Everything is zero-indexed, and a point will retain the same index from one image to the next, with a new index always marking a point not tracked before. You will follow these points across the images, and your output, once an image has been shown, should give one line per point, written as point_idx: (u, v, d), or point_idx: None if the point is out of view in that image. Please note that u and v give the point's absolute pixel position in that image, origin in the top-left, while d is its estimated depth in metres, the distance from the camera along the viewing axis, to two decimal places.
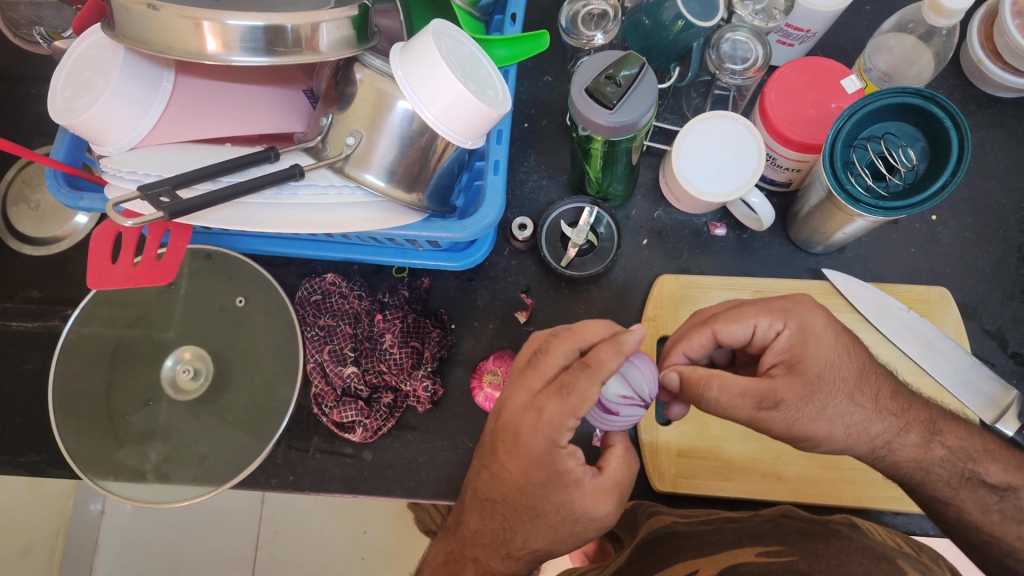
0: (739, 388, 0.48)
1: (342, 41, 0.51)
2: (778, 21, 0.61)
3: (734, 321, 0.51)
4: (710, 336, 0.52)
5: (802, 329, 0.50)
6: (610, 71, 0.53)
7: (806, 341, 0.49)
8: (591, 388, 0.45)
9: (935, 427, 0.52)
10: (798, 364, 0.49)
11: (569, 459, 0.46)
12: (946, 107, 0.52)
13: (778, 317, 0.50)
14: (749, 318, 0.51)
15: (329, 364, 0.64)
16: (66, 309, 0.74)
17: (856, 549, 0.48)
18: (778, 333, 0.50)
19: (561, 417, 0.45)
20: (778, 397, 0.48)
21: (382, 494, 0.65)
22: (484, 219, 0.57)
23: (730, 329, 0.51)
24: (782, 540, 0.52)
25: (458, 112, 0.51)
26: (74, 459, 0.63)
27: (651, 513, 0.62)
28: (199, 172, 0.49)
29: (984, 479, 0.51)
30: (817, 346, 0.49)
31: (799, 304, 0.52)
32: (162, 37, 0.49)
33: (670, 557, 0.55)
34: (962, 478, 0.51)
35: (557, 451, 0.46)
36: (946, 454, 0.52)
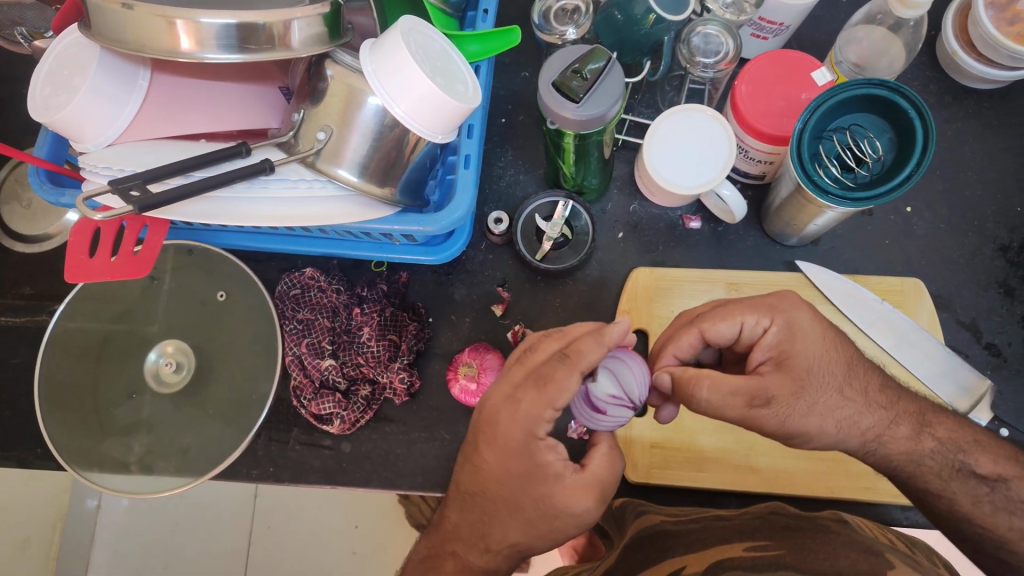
0: (730, 386, 0.47)
1: (314, 38, 0.52)
2: (748, 14, 0.61)
3: (722, 319, 0.50)
4: (698, 334, 0.51)
5: (789, 326, 0.49)
6: (577, 66, 0.54)
7: (793, 337, 0.49)
8: (569, 378, 0.45)
9: (925, 419, 0.52)
10: (787, 361, 0.48)
11: (547, 452, 0.47)
12: (911, 98, 0.52)
13: (765, 314, 0.50)
14: (737, 316, 0.50)
15: (307, 357, 0.65)
16: (54, 305, 0.75)
17: (843, 543, 0.48)
18: (766, 330, 0.49)
19: (539, 408, 0.46)
20: (769, 394, 0.47)
21: (360, 485, 0.66)
22: (456, 212, 0.57)
23: (717, 326, 0.50)
24: (769, 536, 0.52)
25: (425, 107, 0.52)
26: (59, 451, 0.65)
27: (639, 512, 0.62)
28: (169, 167, 0.50)
29: (974, 470, 0.50)
30: (803, 343, 0.49)
31: (778, 299, 0.50)
32: (135, 35, 0.50)
33: (658, 555, 0.54)
34: (953, 470, 0.51)
35: (536, 443, 0.46)
36: (936, 446, 0.51)
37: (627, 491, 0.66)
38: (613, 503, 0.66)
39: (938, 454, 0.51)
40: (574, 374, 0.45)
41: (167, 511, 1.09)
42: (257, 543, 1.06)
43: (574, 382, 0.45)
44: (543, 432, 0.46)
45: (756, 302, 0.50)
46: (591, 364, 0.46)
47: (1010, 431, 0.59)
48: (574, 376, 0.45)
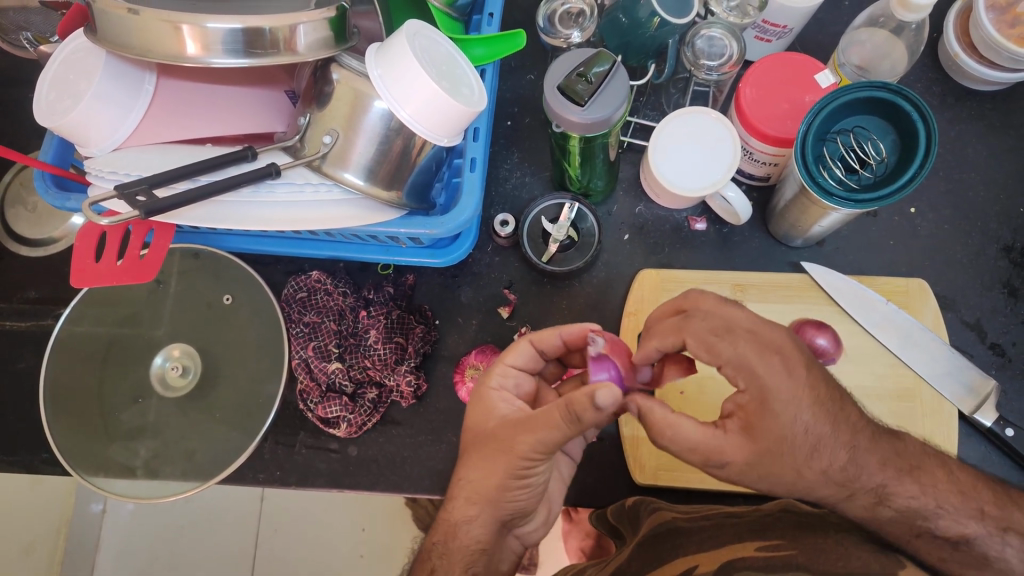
0: (689, 442, 0.45)
1: (320, 42, 0.52)
2: (752, 17, 0.62)
3: (706, 351, 0.46)
4: (682, 342, 0.47)
5: (761, 396, 0.43)
6: (581, 69, 0.54)
7: (764, 409, 0.43)
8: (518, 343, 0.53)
9: (885, 491, 0.47)
10: (751, 427, 0.44)
11: (498, 400, 0.50)
12: (914, 100, 0.53)
13: (741, 374, 0.44)
14: (721, 357, 0.45)
15: (313, 361, 0.65)
16: (59, 309, 0.75)
17: (856, 542, 0.48)
18: (742, 387, 0.44)
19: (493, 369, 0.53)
20: (722, 459, 0.44)
21: (367, 489, 0.66)
22: (462, 215, 0.57)
23: (704, 358, 0.46)
24: (781, 535, 0.52)
25: (431, 110, 0.52)
26: (66, 455, 0.65)
27: (653, 509, 0.62)
28: (176, 172, 0.50)
29: (937, 534, 0.47)
30: (778, 415, 0.43)
31: (763, 357, 0.43)
32: (141, 40, 0.50)
33: (670, 553, 0.54)
34: (913, 533, 0.47)
35: (484, 390, 0.51)
36: (895, 516, 0.47)
37: (634, 492, 0.67)
38: (623, 501, 0.65)
39: (945, 453, 0.51)
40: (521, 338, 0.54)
41: (172, 513, 1.09)
42: (264, 545, 1.06)
43: (518, 344, 0.53)
44: (494, 383, 0.52)
45: (758, 346, 0.44)
46: (541, 338, 0.52)
47: (1016, 431, 0.60)
48: (521, 340, 0.53)
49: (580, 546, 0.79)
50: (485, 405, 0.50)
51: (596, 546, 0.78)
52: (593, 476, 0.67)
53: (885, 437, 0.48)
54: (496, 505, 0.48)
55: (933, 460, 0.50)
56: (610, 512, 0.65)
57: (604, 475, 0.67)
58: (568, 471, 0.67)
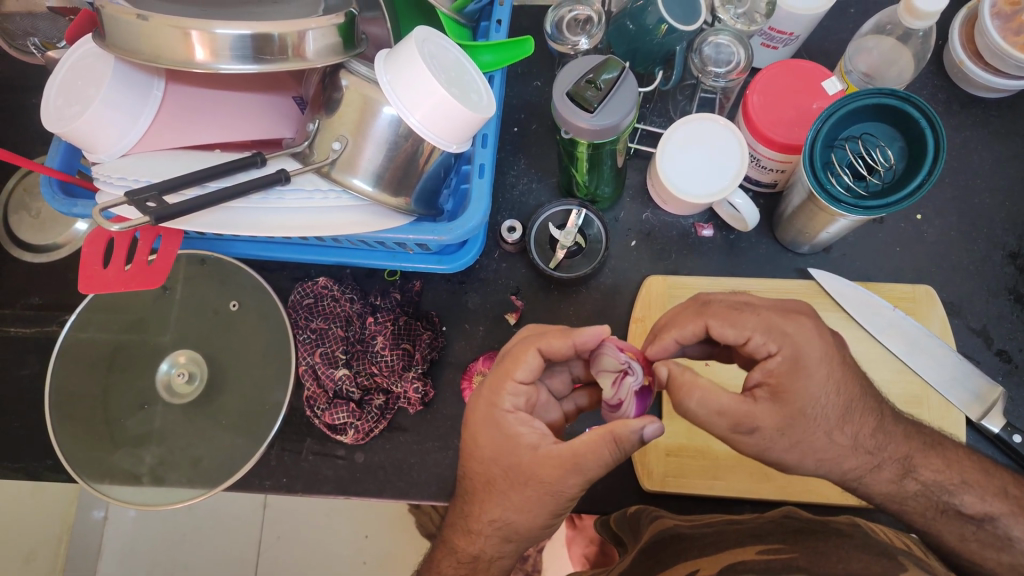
0: (720, 406, 0.44)
1: (328, 48, 0.52)
2: (759, 24, 0.62)
3: (729, 324, 0.47)
4: (702, 326, 0.49)
5: (795, 358, 0.45)
6: (591, 76, 0.54)
7: (797, 370, 0.44)
8: (524, 352, 0.49)
9: (911, 463, 0.49)
10: (782, 392, 0.44)
11: (517, 424, 0.48)
12: (921, 107, 0.53)
13: (772, 338, 0.45)
14: (746, 328, 0.47)
15: (320, 367, 0.65)
16: (64, 315, 0.75)
17: (858, 546, 0.48)
18: (772, 353, 0.46)
19: (500, 382, 0.49)
20: (754, 424, 0.44)
21: (374, 496, 0.65)
22: (470, 222, 0.57)
23: (728, 333, 0.48)
24: (781, 539, 0.52)
25: (440, 116, 0.52)
26: (71, 463, 0.64)
27: (654, 516, 0.62)
28: (185, 178, 0.50)
29: (961, 511, 0.49)
30: (810, 375, 0.44)
31: (788, 320, 0.46)
32: (150, 46, 0.50)
33: (671, 557, 0.54)
34: (937, 511, 0.50)
35: (501, 415, 0.48)
36: (919, 489, 0.49)
37: (641, 497, 0.67)
38: (625, 510, 0.65)
39: (954, 458, 0.51)
40: (530, 346, 0.49)
41: (174, 522, 1.09)
42: (267, 553, 1.05)
43: (528, 355, 0.49)
44: (508, 404, 0.49)
45: (780, 311, 0.47)
46: (550, 346, 0.49)
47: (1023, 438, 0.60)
48: (529, 351, 0.49)
49: (584, 553, 0.79)
50: (496, 421, 0.48)
51: (600, 554, 0.78)
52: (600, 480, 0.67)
53: (893, 442, 0.48)
54: (504, 511, 0.48)
55: (939, 465, 0.50)
56: (613, 520, 0.65)
57: (611, 479, 0.67)
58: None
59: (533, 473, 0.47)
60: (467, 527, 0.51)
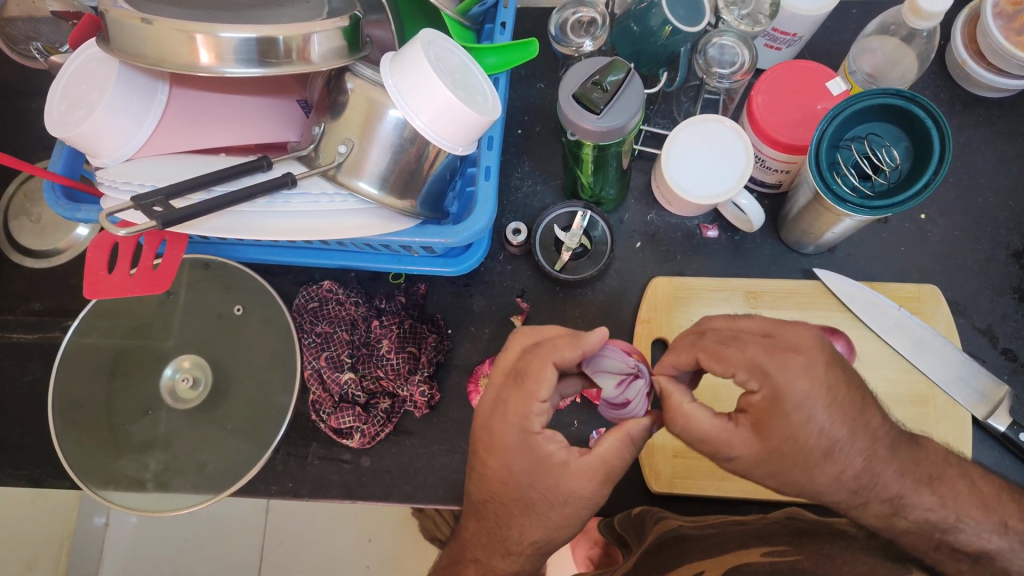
0: (702, 433, 0.43)
1: (334, 51, 0.52)
2: (764, 25, 0.62)
3: (716, 360, 0.44)
4: (695, 359, 0.46)
5: (775, 395, 0.41)
6: (597, 77, 0.54)
7: (777, 408, 0.41)
8: (541, 367, 0.46)
9: (901, 502, 0.45)
10: (764, 425, 0.42)
11: (547, 443, 0.46)
12: (926, 107, 0.53)
13: (755, 375, 0.42)
14: (732, 364, 0.43)
15: (326, 371, 0.65)
16: (66, 320, 0.74)
17: (863, 549, 0.48)
18: (755, 389, 0.43)
19: (523, 402, 0.46)
20: (732, 454, 0.43)
21: (380, 500, 0.65)
22: (476, 224, 0.57)
23: (715, 368, 0.44)
24: (787, 541, 0.52)
25: (447, 119, 0.52)
26: (76, 469, 0.64)
27: (659, 518, 0.62)
28: (191, 182, 0.50)
29: (957, 548, 0.46)
30: (789, 414, 0.41)
31: (774, 357, 0.42)
32: (155, 50, 0.50)
33: (676, 559, 0.54)
34: (932, 546, 0.46)
35: (532, 437, 0.46)
36: (914, 527, 0.45)
37: (648, 499, 0.66)
38: (629, 511, 0.65)
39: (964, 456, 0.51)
40: (547, 362, 0.46)
41: (176, 527, 1.08)
42: (270, 558, 1.05)
43: (546, 372, 0.45)
44: (538, 425, 0.46)
45: (767, 346, 0.43)
46: (564, 359, 0.46)
47: None
48: (546, 368, 0.45)
49: (588, 555, 0.75)
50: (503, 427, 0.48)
51: (604, 556, 0.74)
52: None
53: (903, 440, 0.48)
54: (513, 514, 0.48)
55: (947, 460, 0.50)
56: (617, 522, 0.65)
57: (618, 482, 0.67)
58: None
59: (543, 477, 0.46)
60: (479, 539, 0.51)
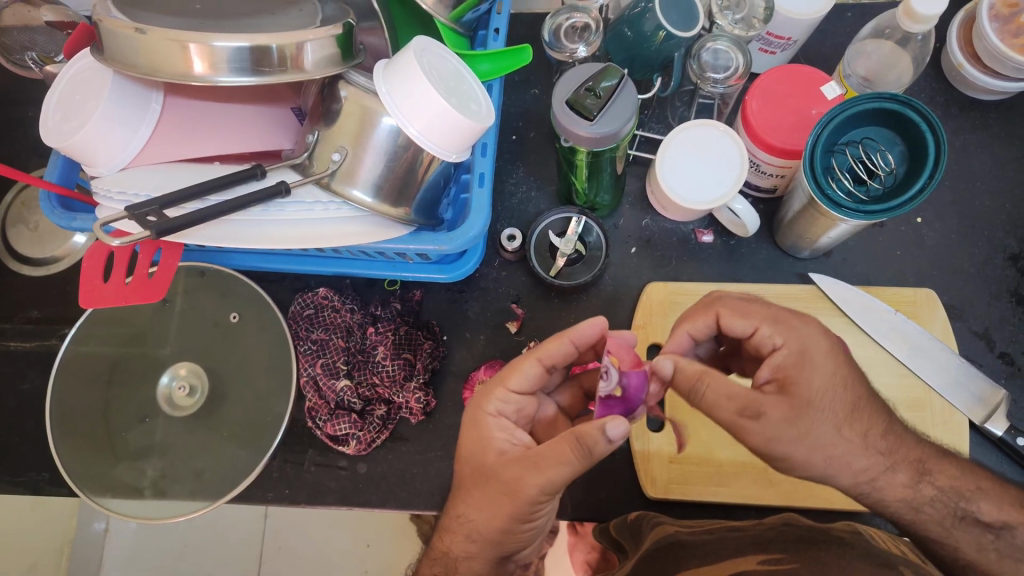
0: (729, 389, 0.44)
1: (327, 59, 0.52)
2: (757, 29, 0.61)
3: (739, 315, 0.50)
4: (714, 317, 0.51)
5: (800, 350, 0.46)
6: (590, 83, 0.54)
7: (802, 362, 0.45)
8: (524, 362, 0.51)
9: (925, 467, 0.49)
10: (790, 384, 0.45)
11: (495, 429, 0.49)
12: (922, 111, 0.53)
13: (778, 330, 0.47)
14: (754, 319, 0.49)
15: (322, 379, 0.65)
16: (63, 328, 0.75)
17: (857, 555, 0.48)
18: (777, 346, 0.47)
19: (493, 387, 0.51)
20: (761, 409, 0.43)
21: (376, 507, 0.65)
22: (471, 230, 0.57)
23: (738, 323, 0.49)
24: (783, 548, 0.51)
25: (441, 125, 0.52)
26: (73, 477, 0.64)
27: (654, 523, 0.62)
28: (186, 191, 0.50)
29: (978, 518, 0.48)
30: (816, 368, 0.45)
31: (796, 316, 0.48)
32: (149, 60, 0.50)
33: (672, 565, 0.54)
34: (955, 518, 0.48)
35: (483, 417, 0.50)
36: (938, 495, 0.48)
37: (644, 504, 0.66)
38: (625, 516, 0.65)
39: (961, 462, 0.51)
40: (531, 357, 0.51)
41: (176, 533, 1.08)
42: (269, 563, 1.05)
43: (527, 365, 0.51)
44: (492, 408, 0.50)
45: (791, 311, 0.49)
46: (548, 355, 0.50)
47: None
48: (527, 360, 0.51)
49: (586, 560, 0.70)
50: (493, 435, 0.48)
51: (603, 560, 0.69)
52: (602, 488, 0.67)
53: (895, 444, 0.48)
54: (503, 523, 0.48)
55: (940, 460, 0.50)
56: (612, 526, 0.65)
57: (614, 487, 0.67)
58: (574, 484, 0.68)
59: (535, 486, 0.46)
60: (448, 531, 0.51)
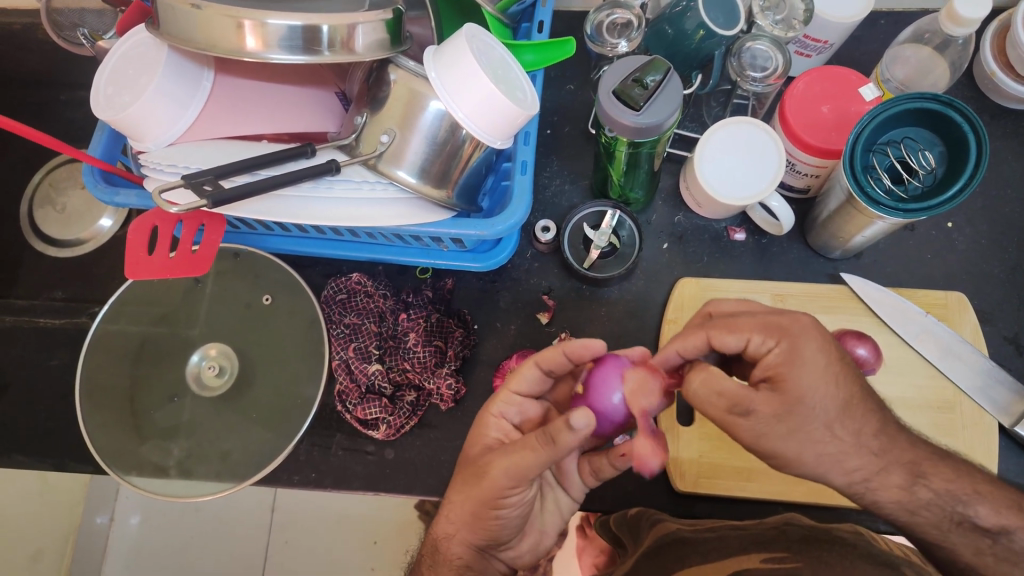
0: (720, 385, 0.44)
1: (377, 43, 0.53)
2: (798, 31, 0.62)
3: (730, 330, 0.46)
4: (705, 339, 0.47)
5: (792, 349, 0.43)
6: (637, 74, 0.55)
7: (793, 359, 0.43)
8: (525, 371, 0.53)
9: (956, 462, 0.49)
10: (781, 383, 0.43)
11: (493, 427, 0.53)
12: (964, 112, 0.53)
13: (769, 335, 0.45)
14: (745, 331, 0.46)
15: (354, 362, 0.65)
16: (93, 306, 0.75)
17: (860, 556, 0.44)
18: (770, 351, 0.44)
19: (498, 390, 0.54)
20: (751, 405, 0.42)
21: (402, 493, 0.65)
22: (513, 217, 0.57)
23: (729, 336, 0.46)
24: (786, 546, 0.48)
25: (488, 111, 0.52)
26: (100, 453, 0.64)
27: (655, 520, 0.60)
28: (240, 164, 0.50)
29: (977, 524, 0.46)
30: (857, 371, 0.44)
31: (784, 319, 0.45)
32: (205, 35, 0.51)
33: (675, 563, 0.51)
34: (953, 523, 0.46)
35: (485, 416, 0.53)
36: None
37: (671, 499, 0.66)
38: (625, 512, 0.64)
39: None
40: (530, 366, 0.52)
41: (180, 524, 1.07)
42: (273, 557, 1.04)
43: (527, 373, 0.52)
44: (495, 408, 0.54)
45: (774, 313, 0.46)
46: (544, 362, 0.51)
47: None
48: (526, 366, 0.52)
49: (594, 564, 0.72)
50: (479, 427, 0.53)
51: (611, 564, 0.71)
52: (627, 482, 0.66)
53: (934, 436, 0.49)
54: None
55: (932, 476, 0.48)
56: (612, 521, 0.64)
57: (640, 482, 0.66)
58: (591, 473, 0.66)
59: None
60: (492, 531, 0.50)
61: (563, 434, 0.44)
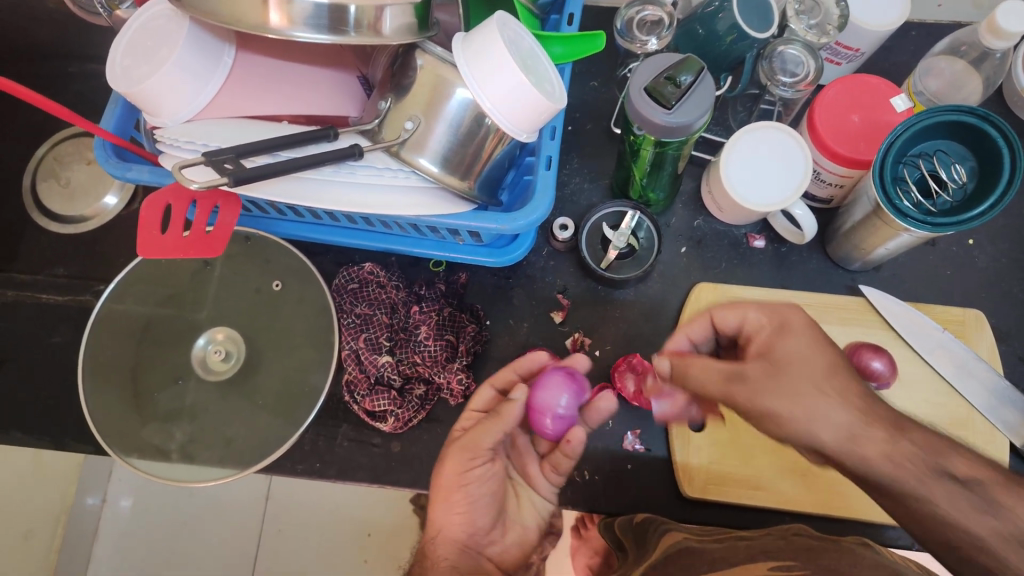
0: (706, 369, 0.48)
1: (404, 27, 0.51)
2: (831, 36, 0.61)
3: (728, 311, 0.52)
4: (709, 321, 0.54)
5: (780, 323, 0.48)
6: (670, 72, 0.53)
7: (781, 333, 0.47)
8: (482, 391, 0.61)
9: None
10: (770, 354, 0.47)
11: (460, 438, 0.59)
12: (1000, 128, 0.53)
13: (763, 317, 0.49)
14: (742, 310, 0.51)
15: (364, 352, 0.64)
16: (98, 285, 0.73)
17: (870, 565, 0.44)
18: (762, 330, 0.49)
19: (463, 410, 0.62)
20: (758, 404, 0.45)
21: (408, 487, 0.64)
22: (535, 212, 0.56)
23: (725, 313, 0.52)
24: (793, 556, 0.47)
25: (516, 102, 0.51)
26: (102, 435, 0.63)
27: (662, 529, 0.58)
28: (261, 143, 0.49)
29: None
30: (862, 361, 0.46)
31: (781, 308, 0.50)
32: (228, 8, 0.49)
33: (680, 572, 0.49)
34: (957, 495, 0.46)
35: (452, 432, 0.60)
36: None
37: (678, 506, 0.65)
38: (631, 517, 0.62)
39: None
40: (487, 384, 0.61)
41: (173, 508, 1.06)
42: (267, 545, 1.03)
43: (484, 392, 0.61)
44: (461, 424, 0.60)
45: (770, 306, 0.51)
46: (499, 379, 0.61)
47: None
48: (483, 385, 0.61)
49: (588, 563, 0.72)
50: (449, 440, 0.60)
51: (605, 564, 0.71)
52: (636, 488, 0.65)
53: None
54: None
55: None
56: (616, 524, 0.63)
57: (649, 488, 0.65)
58: (598, 475, 0.65)
59: None
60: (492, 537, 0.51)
61: (506, 406, 0.57)
